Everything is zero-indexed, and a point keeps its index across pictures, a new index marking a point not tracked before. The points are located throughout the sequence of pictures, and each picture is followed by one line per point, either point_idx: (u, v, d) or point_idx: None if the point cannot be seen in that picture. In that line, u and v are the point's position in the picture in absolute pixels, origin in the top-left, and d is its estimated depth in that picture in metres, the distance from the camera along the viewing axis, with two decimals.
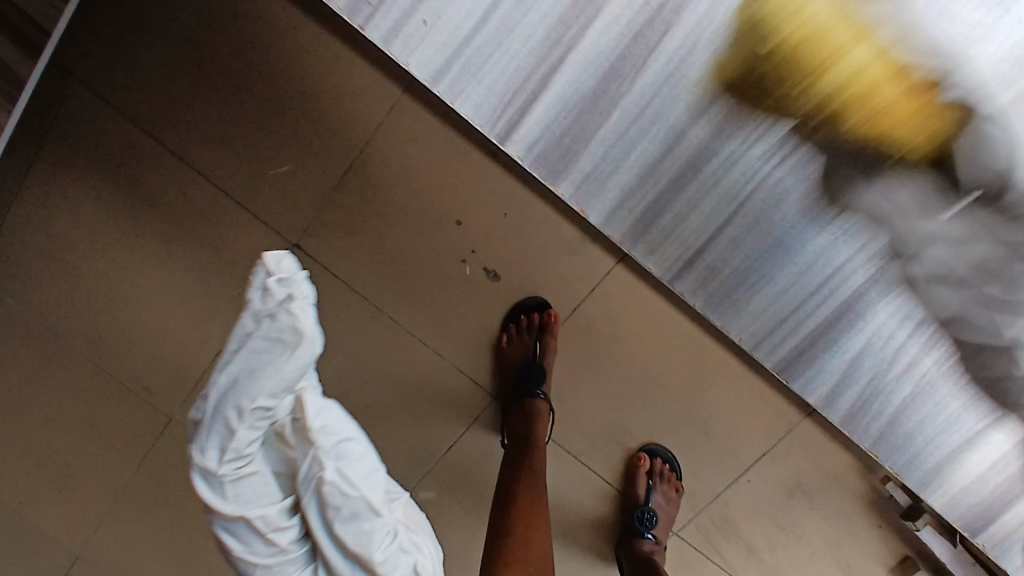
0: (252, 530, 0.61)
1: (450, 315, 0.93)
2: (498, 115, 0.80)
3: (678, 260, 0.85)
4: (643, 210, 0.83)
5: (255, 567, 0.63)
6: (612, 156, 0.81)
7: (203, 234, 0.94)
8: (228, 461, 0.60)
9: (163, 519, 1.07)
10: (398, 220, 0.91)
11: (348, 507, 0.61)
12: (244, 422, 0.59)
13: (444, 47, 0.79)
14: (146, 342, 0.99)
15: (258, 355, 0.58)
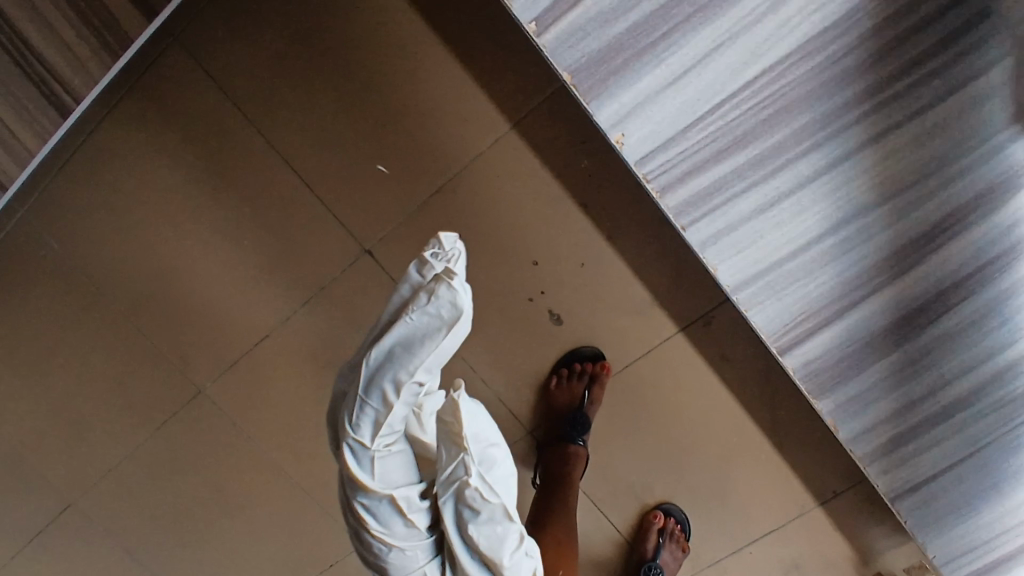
0: (395, 512, 0.67)
1: (505, 348, 0.94)
2: (790, 328, 0.78)
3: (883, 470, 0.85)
4: (892, 436, 0.82)
5: (390, 548, 0.68)
6: (876, 391, 0.80)
7: (272, 220, 0.93)
8: (380, 437, 0.64)
9: (172, 486, 1.07)
10: (475, 249, 0.91)
11: (484, 506, 0.65)
12: (399, 398, 0.62)
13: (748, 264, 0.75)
14: (190, 314, 0.98)
15: (411, 331, 0.60)
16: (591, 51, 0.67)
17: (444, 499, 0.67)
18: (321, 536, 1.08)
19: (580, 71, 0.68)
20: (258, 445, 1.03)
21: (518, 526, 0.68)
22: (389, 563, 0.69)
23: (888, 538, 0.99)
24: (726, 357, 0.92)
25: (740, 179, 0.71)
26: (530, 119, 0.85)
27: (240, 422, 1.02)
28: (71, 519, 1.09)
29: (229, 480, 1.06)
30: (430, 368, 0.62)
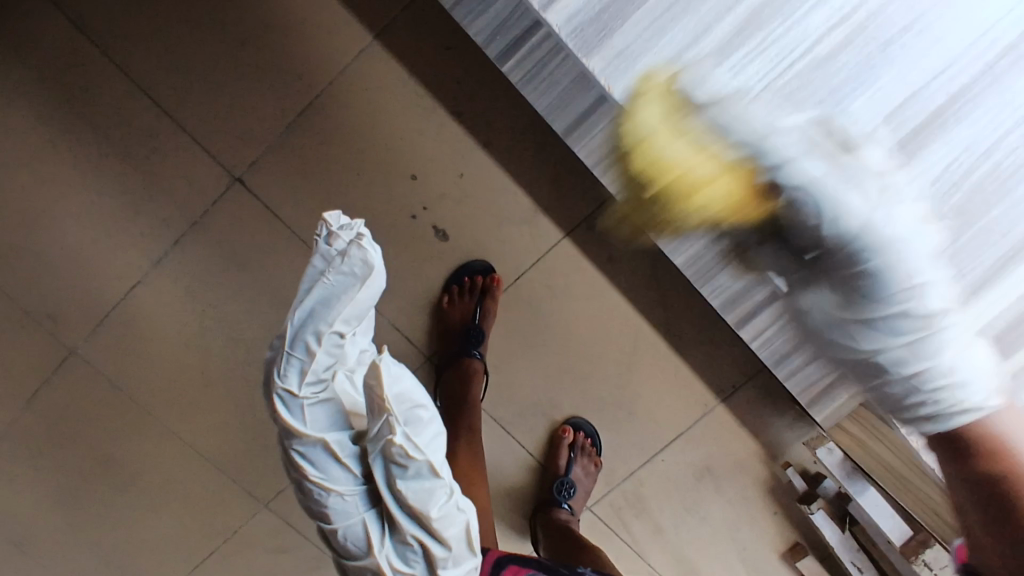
0: (331, 457, 0.67)
1: (393, 270, 0.93)
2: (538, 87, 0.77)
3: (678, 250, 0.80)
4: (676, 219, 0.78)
5: (328, 495, 0.67)
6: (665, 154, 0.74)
7: (137, 155, 0.88)
8: (309, 385, 0.67)
9: (52, 462, 0.99)
10: (351, 169, 0.89)
11: (409, 460, 0.64)
12: (322, 348, 0.65)
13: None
14: (52, 268, 0.92)
15: (331, 290, 0.64)
16: None
17: (372, 458, 0.66)
18: (220, 505, 1.02)
19: None
20: (140, 408, 0.97)
21: (440, 481, 0.66)
22: (329, 511, 0.68)
23: (791, 430, 1.01)
24: (614, 259, 0.93)
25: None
26: (392, 29, 0.84)
27: (121, 381, 0.96)
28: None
29: (114, 451, 0.99)
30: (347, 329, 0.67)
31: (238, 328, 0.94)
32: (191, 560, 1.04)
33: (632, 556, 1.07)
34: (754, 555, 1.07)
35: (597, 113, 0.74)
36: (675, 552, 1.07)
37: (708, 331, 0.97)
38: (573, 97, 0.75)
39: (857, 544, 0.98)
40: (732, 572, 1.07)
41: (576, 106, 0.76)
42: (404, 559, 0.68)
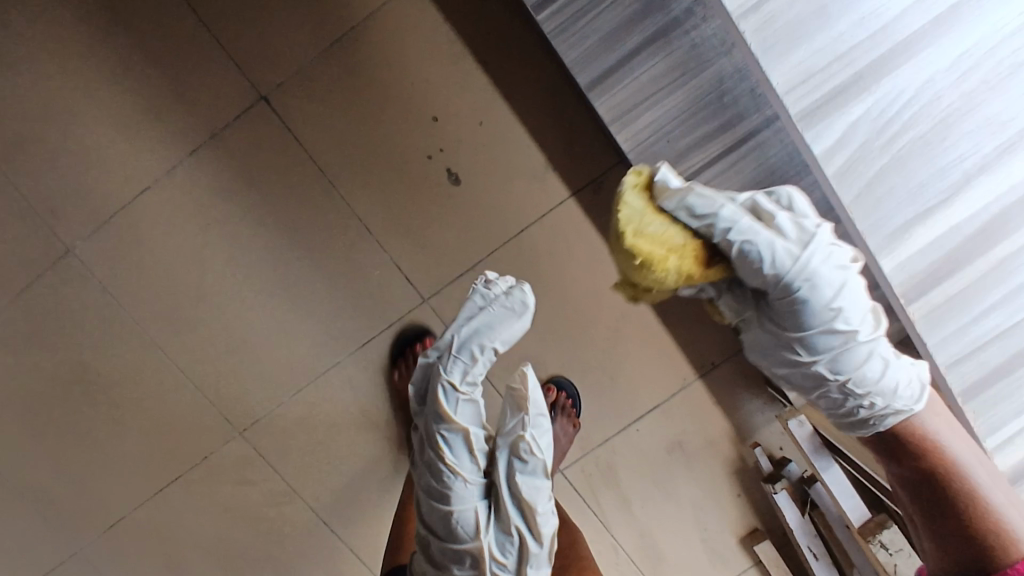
0: (467, 445, 0.78)
1: (402, 210, 0.95)
2: (573, 45, 0.83)
3: None
4: (683, 179, 0.87)
5: (458, 479, 0.77)
6: (681, 117, 0.84)
7: (167, 63, 0.90)
8: (467, 381, 0.77)
9: (33, 361, 0.99)
10: (374, 103, 0.92)
11: (534, 454, 0.78)
12: (481, 358, 0.76)
13: (685, 93, 0.83)
14: (65, 165, 0.93)
15: (494, 318, 0.75)
16: None
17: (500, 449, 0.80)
18: (196, 427, 1.02)
19: None
20: (130, 317, 0.98)
21: (547, 482, 0.79)
22: (451, 492, 0.77)
23: (763, 413, 1.05)
24: (616, 225, 0.97)
25: None
26: None
27: (116, 287, 0.97)
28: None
29: (98, 358, 0.99)
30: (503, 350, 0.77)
31: (241, 248, 0.95)
32: (156, 482, 1.03)
33: (596, 523, 1.09)
34: (715, 538, 1.09)
35: (627, 67, 0.83)
36: (639, 526, 1.08)
37: (696, 307, 1.01)
38: (604, 59, 0.83)
39: (812, 527, 1.02)
40: (690, 553, 1.10)
41: (605, 62, 0.83)
42: (501, 542, 0.79)
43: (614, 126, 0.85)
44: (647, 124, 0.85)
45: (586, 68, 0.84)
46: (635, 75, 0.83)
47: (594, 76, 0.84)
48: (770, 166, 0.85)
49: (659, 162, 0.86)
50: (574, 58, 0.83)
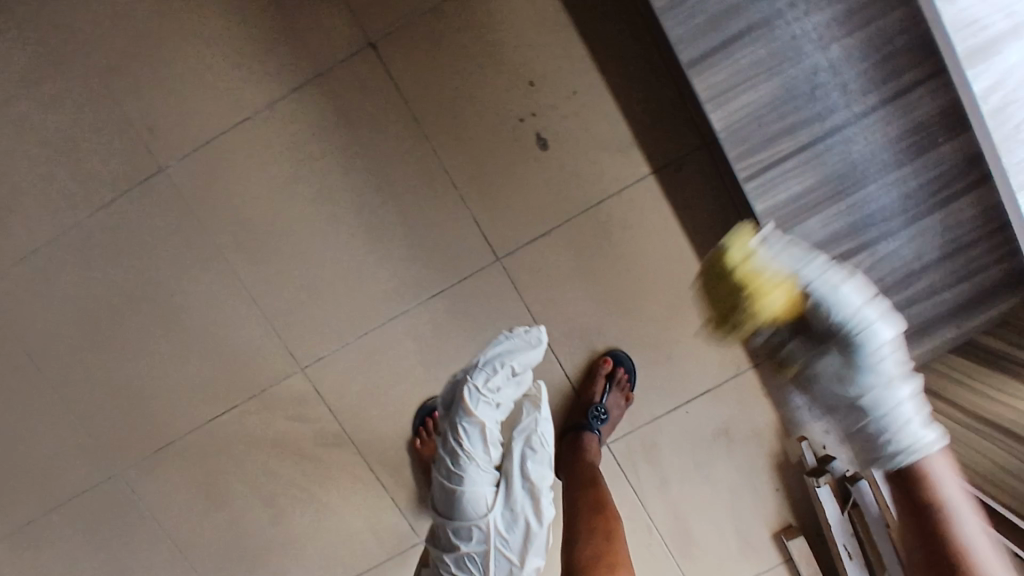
0: (484, 436, 0.91)
1: (488, 168, 0.98)
2: (679, 22, 0.85)
3: (764, 194, 0.90)
4: (771, 161, 0.89)
5: (472, 463, 0.89)
6: (777, 101, 0.87)
7: (285, 2, 0.94)
8: (490, 388, 0.92)
9: (109, 273, 1.03)
10: (476, 63, 0.95)
11: (541, 445, 0.93)
12: (505, 373, 0.92)
13: (784, 79, 0.86)
14: (173, 88, 0.97)
15: (515, 346, 0.95)
16: None
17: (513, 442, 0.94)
18: (258, 357, 1.05)
19: None
20: (210, 242, 1.01)
21: (551, 472, 0.93)
22: (466, 475, 0.89)
23: (811, 410, 1.07)
24: (692, 206, 0.99)
25: None
26: None
27: (201, 212, 1.00)
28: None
29: (175, 278, 1.02)
30: (519, 374, 0.95)
31: (328, 187, 0.99)
32: (213, 405, 1.06)
33: (634, 502, 1.10)
34: (749, 530, 1.10)
35: (728, 51, 0.85)
36: (676, 508, 1.10)
37: None
38: (710, 37, 0.85)
39: (851, 527, 1.03)
40: (723, 542, 1.11)
41: (708, 41, 0.85)
42: (508, 524, 0.89)
43: (707, 104, 0.88)
44: (743, 105, 0.87)
45: (688, 46, 0.86)
46: (736, 58, 0.85)
47: (696, 55, 0.86)
48: (851, 162, 0.88)
49: (748, 143, 0.89)
50: (682, 34, 0.86)
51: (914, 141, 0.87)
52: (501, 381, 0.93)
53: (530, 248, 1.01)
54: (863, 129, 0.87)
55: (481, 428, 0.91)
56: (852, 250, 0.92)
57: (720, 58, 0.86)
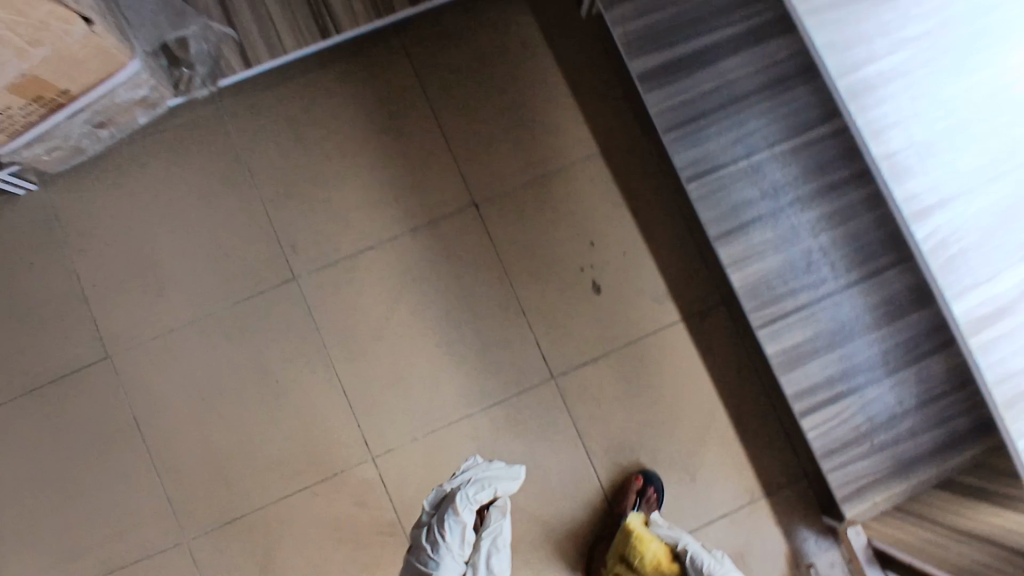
0: (461, 536, 0.99)
1: (552, 304, 1.24)
2: (709, 208, 1.16)
3: (773, 340, 1.15)
4: (778, 315, 1.15)
5: (446, 558, 0.98)
6: (781, 271, 1.15)
7: (414, 166, 1.25)
8: (474, 496, 1.00)
9: (224, 356, 1.22)
10: (551, 224, 1.25)
11: (504, 546, 1.02)
12: (488, 488, 1.01)
13: (785, 256, 1.16)
14: (314, 218, 1.24)
15: (499, 470, 1.03)
16: (666, 82, 1.18)
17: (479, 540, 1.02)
18: (337, 444, 1.20)
19: (646, 76, 1.17)
20: (319, 340, 1.22)
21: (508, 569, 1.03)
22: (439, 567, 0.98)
23: (816, 541, 1.20)
24: (713, 350, 1.23)
25: (728, 142, 1.17)
26: (616, 151, 1.26)
27: (316, 314, 1.23)
28: (102, 370, 1.20)
29: (279, 367, 1.21)
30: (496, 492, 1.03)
31: (423, 305, 1.23)
32: (287, 486, 1.19)
33: None
34: None
35: (744, 232, 1.16)
36: None
37: (769, 430, 1.22)
38: (731, 221, 1.16)
39: None
40: None
41: (730, 224, 1.16)
42: None
43: (729, 268, 1.16)
44: (756, 271, 1.16)
45: (715, 225, 1.16)
46: (750, 237, 1.16)
47: (721, 232, 1.16)
48: (839, 320, 1.15)
49: (760, 300, 1.15)
50: (712, 217, 1.16)
51: (885, 308, 1.15)
52: (484, 492, 1.01)
53: (580, 371, 1.23)
54: (845, 298, 1.15)
55: (462, 530, 0.99)
56: (846, 392, 1.14)
57: (738, 236, 1.16)
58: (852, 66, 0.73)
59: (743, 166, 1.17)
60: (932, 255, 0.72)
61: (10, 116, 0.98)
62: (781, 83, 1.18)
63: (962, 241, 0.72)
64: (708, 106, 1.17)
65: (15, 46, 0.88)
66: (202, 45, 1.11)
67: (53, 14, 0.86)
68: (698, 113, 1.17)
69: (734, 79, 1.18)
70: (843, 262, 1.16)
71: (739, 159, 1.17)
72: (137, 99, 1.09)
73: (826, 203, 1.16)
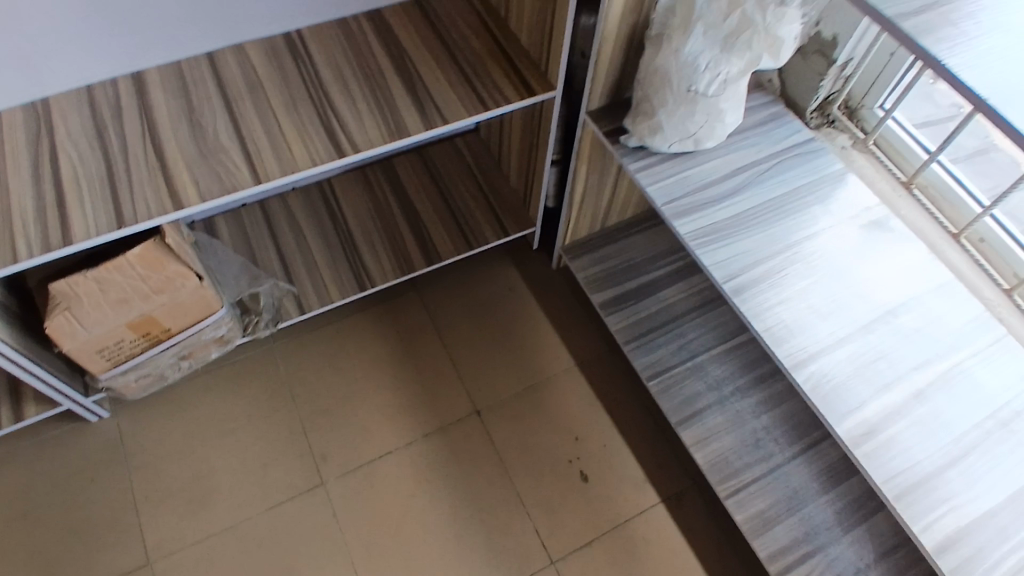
0: None
1: (547, 493, 1.43)
2: (669, 401, 1.45)
3: (740, 508, 1.35)
4: (740, 486, 1.36)
5: None
6: (736, 448, 1.40)
7: (426, 384, 1.53)
8: None
9: (254, 557, 1.34)
10: (541, 425, 1.50)
11: None
12: None
13: (736, 436, 1.41)
14: (342, 429, 1.48)
15: None
16: (621, 309, 1.55)
17: None
18: None
19: (605, 305, 1.56)
20: (342, 537, 1.37)
21: None
22: None
23: None
24: (692, 527, 1.40)
25: (676, 349, 1.50)
26: (588, 364, 1.57)
27: (341, 513, 1.39)
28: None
29: (305, 564, 1.34)
30: None
31: (436, 501, 1.41)
32: None
33: None
34: None
35: (699, 418, 1.43)
36: None
37: None
38: (688, 410, 1.44)
39: None
40: None
41: (687, 413, 1.44)
42: None
43: (692, 448, 1.40)
44: (715, 450, 1.40)
45: (675, 415, 1.44)
46: (705, 423, 1.42)
47: (681, 420, 1.43)
48: (792, 487, 1.36)
49: (722, 474, 1.37)
50: (672, 409, 1.44)
51: (829, 474, 1.36)
52: None
53: (577, 554, 1.37)
54: (793, 467, 1.37)
55: None
56: (813, 551, 1.30)
57: (695, 422, 1.43)
58: (735, 277, 1.10)
59: (690, 367, 1.48)
60: (814, 393, 1.01)
61: (120, 348, 1.26)
62: (708, 304, 1.54)
63: (834, 382, 1.02)
64: (656, 325, 1.53)
65: (144, 295, 1.19)
66: (270, 298, 1.47)
67: (177, 273, 1.19)
68: (650, 330, 1.53)
69: (670, 303, 1.55)
70: (784, 438, 1.40)
71: (685, 362, 1.49)
72: (217, 336, 1.39)
73: (759, 391, 1.45)
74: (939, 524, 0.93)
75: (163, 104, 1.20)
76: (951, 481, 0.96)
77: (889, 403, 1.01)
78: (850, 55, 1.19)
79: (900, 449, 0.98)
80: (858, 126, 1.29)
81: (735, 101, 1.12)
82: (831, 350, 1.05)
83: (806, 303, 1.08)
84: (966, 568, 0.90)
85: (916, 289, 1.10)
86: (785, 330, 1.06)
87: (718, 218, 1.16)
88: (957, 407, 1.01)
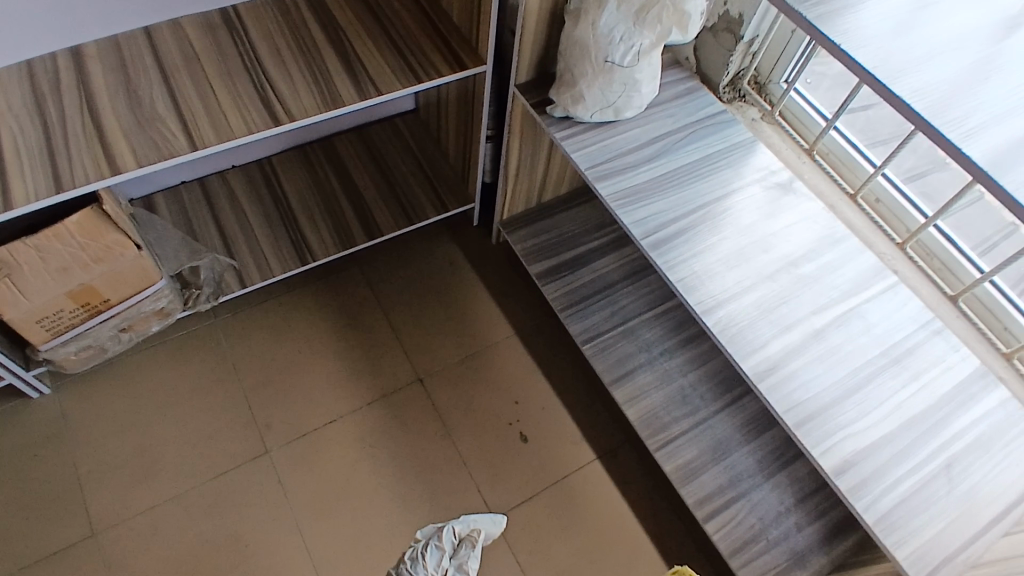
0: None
1: (489, 453, 1.49)
2: (602, 363, 1.53)
3: (670, 458, 1.43)
4: (669, 438, 1.45)
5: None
6: (665, 404, 1.48)
7: (371, 354, 1.58)
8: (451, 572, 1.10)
9: (200, 525, 1.36)
10: (483, 390, 1.56)
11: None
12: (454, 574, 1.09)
13: (665, 393, 1.50)
14: (288, 399, 1.51)
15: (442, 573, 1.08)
16: (557, 278, 1.63)
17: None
18: None
19: (542, 275, 1.63)
20: (289, 504, 1.40)
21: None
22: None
23: None
24: (626, 481, 1.48)
25: (608, 315, 1.59)
26: (527, 333, 1.64)
27: (287, 480, 1.42)
28: (83, 548, 1.31)
29: (251, 531, 1.36)
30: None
31: (381, 465, 1.45)
32: None
33: None
34: None
35: (630, 378, 1.51)
36: None
37: (686, 546, 1.42)
38: (620, 371, 1.52)
39: None
40: None
41: (620, 373, 1.52)
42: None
43: (624, 405, 1.49)
44: (646, 406, 1.48)
45: (609, 375, 1.52)
46: (636, 382, 1.51)
47: (614, 379, 1.51)
48: (717, 438, 1.45)
49: (652, 428, 1.46)
50: (605, 370, 1.52)
51: (751, 426, 1.46)
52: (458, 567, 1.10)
53: (519, 510, 1.43)
54: (718, 420, 1.47)
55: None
56: (736, 496, 1.39)
57: (627, 381, 1.51)
58: (653, 233, 1.19)
59: (622, 331, 1.57)
60: (722, 335, 1.11)
61: (60, 318, 1.28)
62: (638, 272, 1.63)
63: (741, 324, 1.12)
64: (590, 293, 1.61)
65: (83, 264, 1.21)
66: (211, 272, 1.49)
67: (116, 242, 1.21)
68: (584, 298, 1.60)
69: (603, 272, 1.63)
70: (709, 393, 1.50)
71: (618, 326, 1.57)
72: (157, 308, 1.41)
73: (685, 351, 1.54)
74: (835, 448, 1.02)
75: (100, 77, 1.22)
76: (845, 411, 1.05)
77: (789, 342, 1.11)
78: (755, 32, 1.30)
79: (799, 383, 1.07)
80: (766, 99, 1.40)
81: (649, 72, 1.21)
82: (737, 297, 1.15)
83: (715, 255, 1.18)
84: (858, 485, 1.00)
85: (815, 242, 1.20)
86: (696, 280, 1.16)
87: (637, 180, 1.24)
88: (852, 345, 1.11)
